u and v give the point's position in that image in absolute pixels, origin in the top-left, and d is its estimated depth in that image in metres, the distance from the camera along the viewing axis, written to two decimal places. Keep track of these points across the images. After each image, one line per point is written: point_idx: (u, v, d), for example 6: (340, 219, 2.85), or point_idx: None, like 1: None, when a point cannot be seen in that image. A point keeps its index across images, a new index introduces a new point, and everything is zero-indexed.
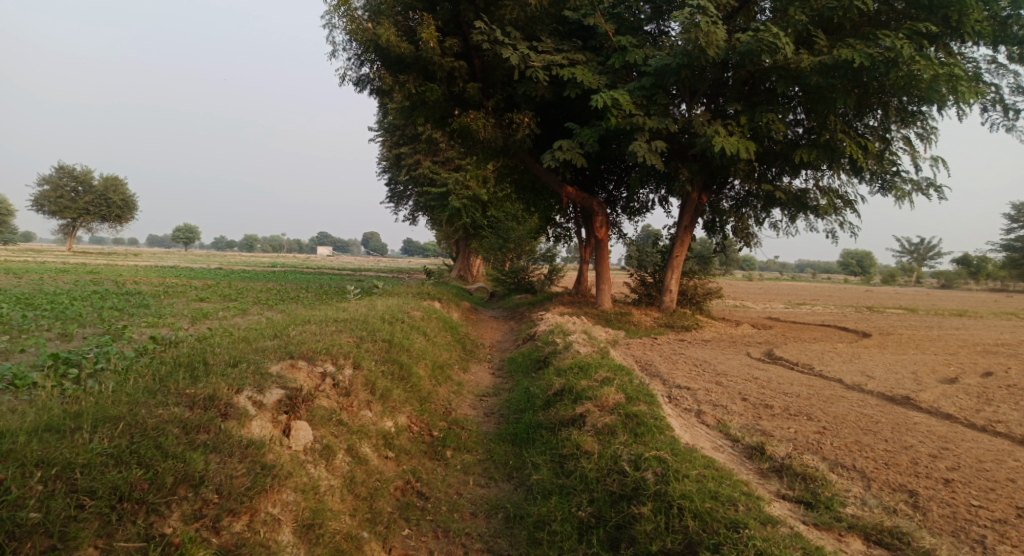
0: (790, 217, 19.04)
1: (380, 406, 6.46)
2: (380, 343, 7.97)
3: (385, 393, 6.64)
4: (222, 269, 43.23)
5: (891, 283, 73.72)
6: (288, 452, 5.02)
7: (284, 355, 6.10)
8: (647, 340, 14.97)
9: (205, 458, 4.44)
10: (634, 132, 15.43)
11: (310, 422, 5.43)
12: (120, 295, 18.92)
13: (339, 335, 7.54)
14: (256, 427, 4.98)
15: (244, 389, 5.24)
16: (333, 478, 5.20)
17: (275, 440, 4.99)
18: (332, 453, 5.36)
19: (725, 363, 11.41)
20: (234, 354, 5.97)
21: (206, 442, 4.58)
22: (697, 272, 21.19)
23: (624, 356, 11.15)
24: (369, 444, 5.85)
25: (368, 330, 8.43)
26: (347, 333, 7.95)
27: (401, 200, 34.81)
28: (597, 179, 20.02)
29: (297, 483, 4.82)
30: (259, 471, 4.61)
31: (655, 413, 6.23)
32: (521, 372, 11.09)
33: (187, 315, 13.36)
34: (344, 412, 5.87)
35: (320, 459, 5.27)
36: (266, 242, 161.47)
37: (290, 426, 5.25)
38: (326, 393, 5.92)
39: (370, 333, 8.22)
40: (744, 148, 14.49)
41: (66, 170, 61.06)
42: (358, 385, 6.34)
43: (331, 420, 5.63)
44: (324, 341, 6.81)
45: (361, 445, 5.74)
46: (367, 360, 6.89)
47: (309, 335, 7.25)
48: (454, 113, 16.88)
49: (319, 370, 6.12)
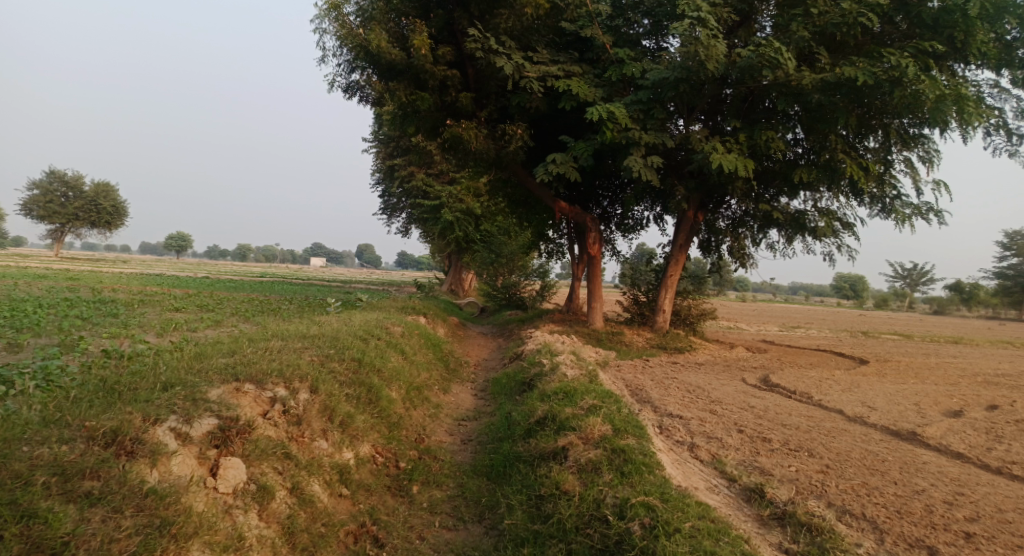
0: (787, 238, 18.59)
1: (340, 434, 5.86)
2: (349, 362, 7.37)
3: (346, 420, 6.05)
4: (209, 278, 42.51)
5: (885, 308, 73.50)
6: (209, 495, 4.40)
7: (228, 376, 5.50)
8: (639, 361, 14.41)
9: (77, 515, 3.75)
10: (629, 147, 14.97)
11: (245, 458, 4.82)
12: (95, 302, 18.26)
13: (304, 354, 6.95)
14: (173, 466, 4.38)
15: (165, 419, 4.62)
16: (266, 525, 4.58)
17: (195, 481, 4.38)
18: (268, 495, 4.73)
19: (720, 389, 10.84)
20: (173, 375, 5.36)
21: (89, 493, 3.89)
22: (691, 292, 20.67)
23: (613, 380, 10.58)
24: (319, 482, 5.24)
25: (338, 348, 7.84)
26: (313, 351, 7.35)
27: (394, 213, 34.29)
28: (591, 195, 19.57)
29: (211, 539, 4.15)
30: (153, 530, 3.90)
31: (643, 449, 5.65)
32: (505, 395, 10.49)
33: (157, 326, 12.72)
34: (292, 444, 5.28)
35: (253, 502, 4.64)
36: (259, 251, 160.60)
37: (219, 464, 4.64)
38: (274, 421, 5.32)
39: (339, 352, 7.63)
40: (744, 166, 14.02)
41: (56, 174, 60.40)
42: (314, 412, 5.73)
43: (274, 454, 5.03)
44: (283, 360, 6.22)
45: (310, 482, 5.13)
46: (329, 382, 6.31)
47: (269, 353, 6.66)
48: (445, 123, 16.42)
49: (268, 395, 5.52)
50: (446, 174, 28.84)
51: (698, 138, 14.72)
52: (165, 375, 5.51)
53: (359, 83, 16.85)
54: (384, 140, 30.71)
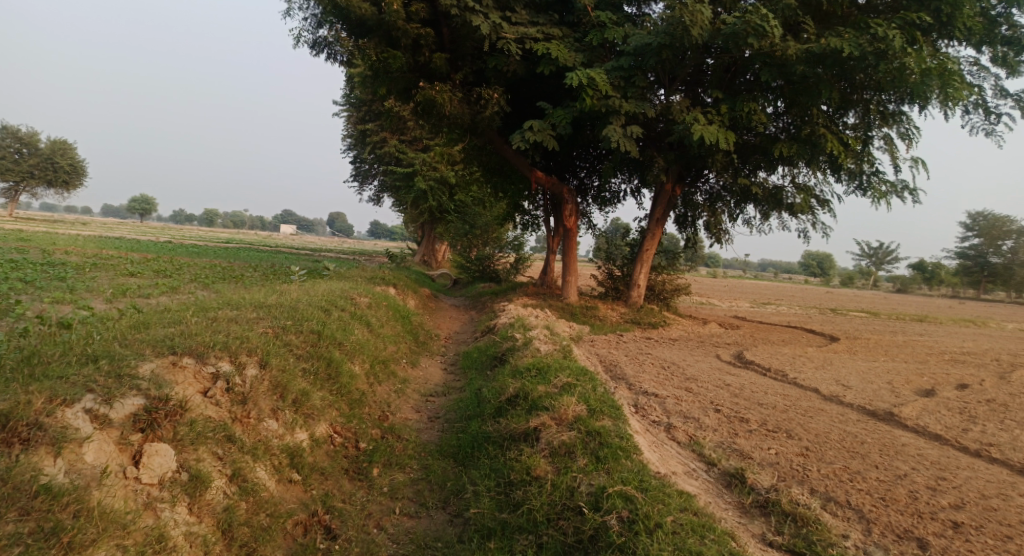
0: (763, 214, 18.39)
1: (292, 413, 5.42)
2: (308, 335, 6.89)
3: (300, 398, 5.60)
4: (171, 243, 41.22)
5: (850, 286, 74.84)
6: (127, 487, 3.94)
7: (165, 349, 4.99)
8: (612, 337, 14.15)
9: None
10: (607, 116, 14.50)
11: (175, 443, 4.35)
12: (46, 265, 17.37)
13: (258, 326, 6.45)
14: (87, 455, 3.91)
15: (81, 400, 4.12)
16: (197, 520, 4.14)
17: (110, 473, 3.91)
18: (201, 485, 4.28)
19: (695, 367, 10.59)
20: (102, 347, 4.84)
21: None
22: (665, 267, 20.47)
23: (587, 355, 10.26)
24: (265, 468, 4.82)
25: (297, 319, 7.34)
26: (269, 322, 6.84)
27: (365, 180, 33.40)
28: (567, 165, 19.09)
29: (125, 540, 3.69)
30: (44, 534, 3.43)
31: (619, 431, 5.32)
32: (475, 370, 10.11)
33: (108, 292, 12.03)
34: (234, 426, 4.83)
35: (182, 493, 4.18)
36: (227, 217, 157.16)
37: (144, 450, 4.16)
38: (215, 401, 4.85)
39: (298, 323, 7.14)
40: (725, 138, 13.67)
41: (10, 130, 57.75)
42: (262, 390, 5.27)
43: (212, 437, 4.58)
44: (232, 331, 5.71)
45: (253, 468, 4.71)
46: (282, 357, 5.83)
47: (218, 324, 6.14)
48: (417, 85, 15.72)
49: (210, 371, 5.03)
50: (419, 141, 28.06)
51: (679, 109, 14.30)
52: (94, 347, 4.98)
53: (327, 40, 16.00)
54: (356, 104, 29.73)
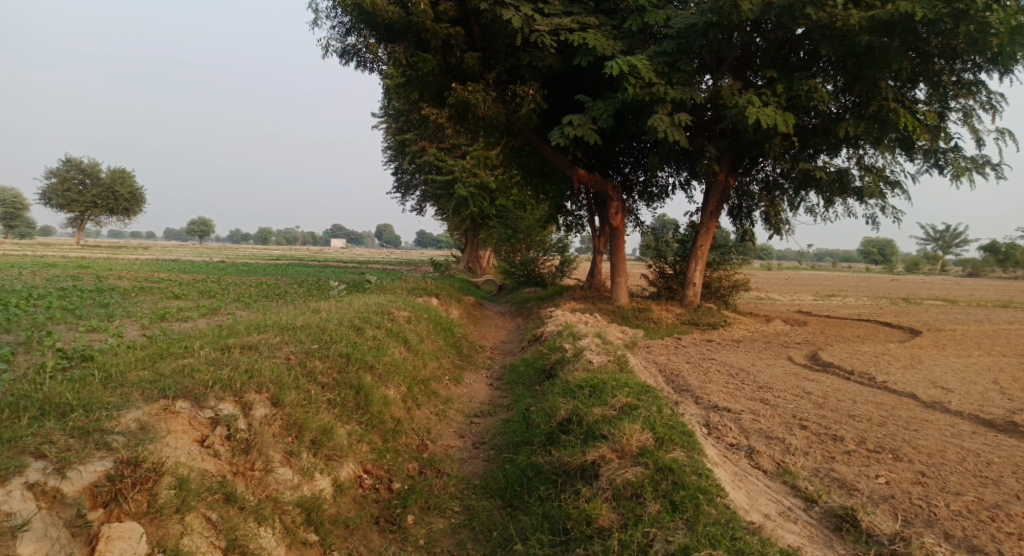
0: (826, 200, 17.07)
1: (310, 458, 4.79)
2: (334, 360, 6.23)
3: (320, 438, 4.97)
4: (225, 263, 41.86)
5: (916, 273, 70.99)
6: None
7: (157, 393, 4.45)
8: (670, 341, 13.14)
9: None
10: (652, 105, 13.54)
11: (144, 518, 3.70)
12: (92, 292, 17.40)
13: (277, 354, 5.83)
14: (23, 547, 3.28)
15: (29, 472, 3.55)
16: None
17: None
18: None
19: (767, 373, 9.54)
20: (84, 396, 4.30)
21: None
22: (721, 262, 19.27)
23: (644, 365, 9.34)
24: (271, 532, 4.18)
25: (323, 341, 6.70)
26: (290, 347, 6.21)
27: (408, 190, 33.03)
28: (611, 161, 18.15)
29: None
30: None
31: (695, 465, 4.46)
32: (523, 386, 9.32)
33: (146, 317, 11.73)
34: (234, 482, 4.23)
35: None
36: (280, 235, 161.25)
37: (101, 531, 3.51)
38: (213, 451, 4.28)
39: (324, 346, 6.49)
40: (784, 120, 12.54)
41: (72, 162, 60.24)
42: (270, 433, 4.66)
43: (202, 500, 3.98)
44: (239, 365, 5.11)
45: (257, 534, 4.08)
46: (298, 391, 5.21)
47: (230, 355, 5.54)
48: (450, 88, 15.09)
49: (208, 415, 4.46)
50: (458, 148, 27.51)
51: (731, 91, 13.24)
52: (79, 395, 4.41)
53: (356, 47, 15.45)
54: (393, 114, 29.40)
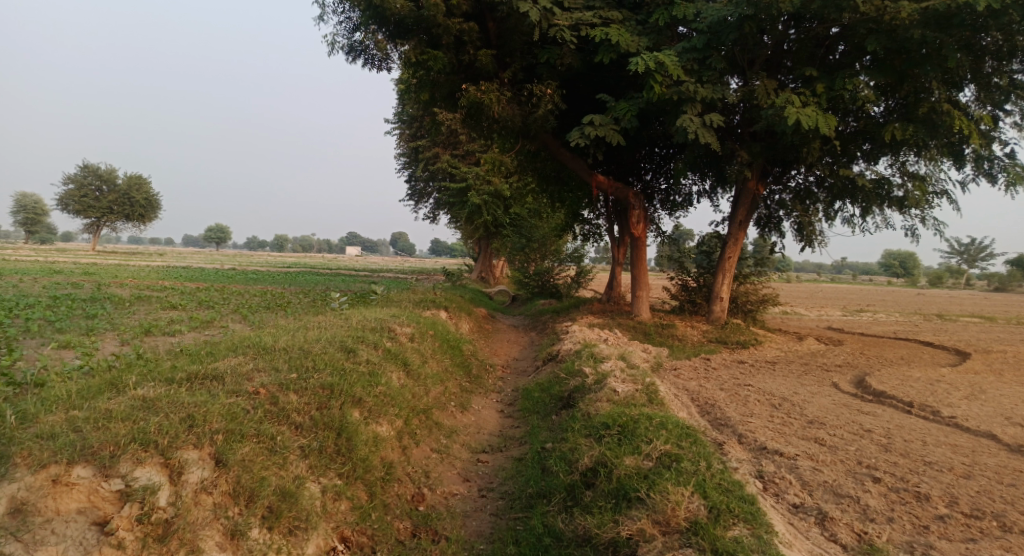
0: (864, 210, 15.91)
1: (262, 536, 3.96)
2: (313, 393, 5.23)
3: (277, 509, 4.12)
4: (233, 270, 41.28)
5: (940, 287, 68.98)
6: None
7: (51, 460, 3.65)
8: (699, 362, 12.04)
9: None
10: (680, 105, 12.53)
11: None
12: (85, 300, 16.53)
13: (239, 388, 4.88)
14: None
15: None
16: None
17: None
18: None
19: (814, 404, 8.43)
20: None
21: None
22: (750, 275, 18.12)
23: (675, 394, 8.27)
24: None
25: (304, 370, 5.69)
26: (261, 377, 5.23)
27: (421, 199, 32.13)
28: (633, 167, 17.11)
29: None
30: None
31: (767, 549, 3.53)
32: (539, 416, 8.26)
33: (129, 330, 10.79)
34: None
35: None
36: (296, 243, 161.72)
37: None
38: (117, 541, 3.49)
39: (303, 376, 5.48)
40: (828, 121, 11.46)
41: (90, 168, 60.26)
42: (203, 509, 3.83)
43: None
44: (178, 410, 4.24)
45: None
46: (256, 442, 4.36)
47: (178, 393, 4.61)
48: (462, 88, 14.14)
49: (116, 487, 3.66)
50: (472, 154, 26.59)
51: (766, 91, 12.20)
52: None
53: (362, 44, 14.41)
54: (406, 119, 28.60)
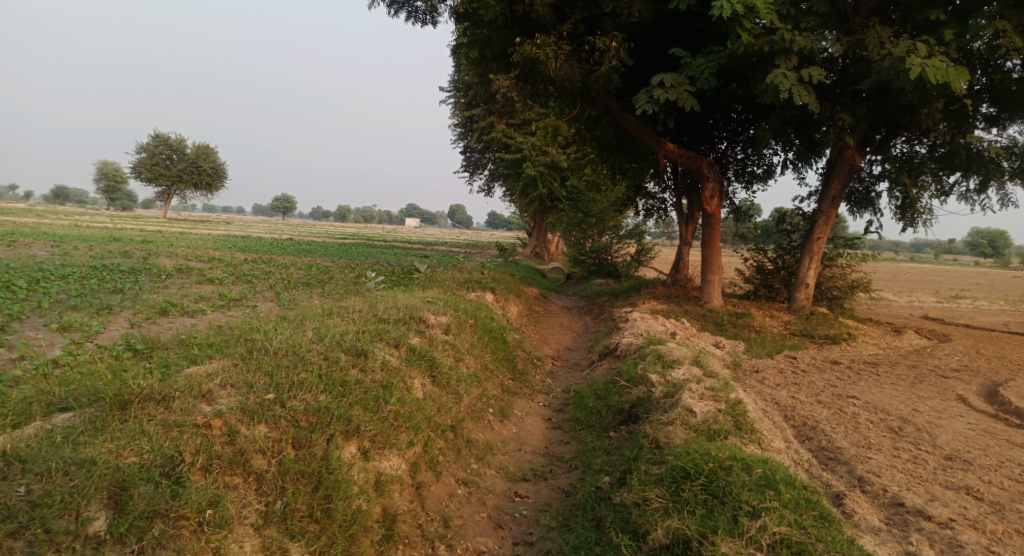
0: (982, 185, 13.66)
1: None
2: (288, 424, 4.56)
3: None
4: (287, 241, 40.96)
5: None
6: None
7: None
8: (784, 362, 10.27)
9: None
10: (772, 58, 10.60)
11: None
12: (123, 272, 15.79)
13: (171, 425, 4.24)
14: None
15: None
16: None
17: None
18: None
19: (946, 430, 6.62)
20: None
21: None
22: (839, 257, 16.02)
23: (764, 412, 6.67)
24: None
25: (285, 388, 4.85)
26: (213, 405, 4.49)
27: (476, 170, 30.60)
28: (705, 135, 15.20)
29: None
30: None
31: None
32: (594, 434, 6.80)
33: (144, 311, 9.72)
34: None
35: None
36: (357, 213, 163.90)
37: None
38: None
39: (281, 398, 4.71)
40: (959, 76, 9.29)
41: (160, 137, 61.34)
42: None
43: None
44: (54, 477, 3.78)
45: None
46: (172, 524, 3.78)
47: (85, 439, 4.08)
48: (515, 44, 12.48)
49: None
50: (530, 123, 24.84)
51: (879, 41, 10.18)
52: None
53: None
54: (462, 85, 26.99)
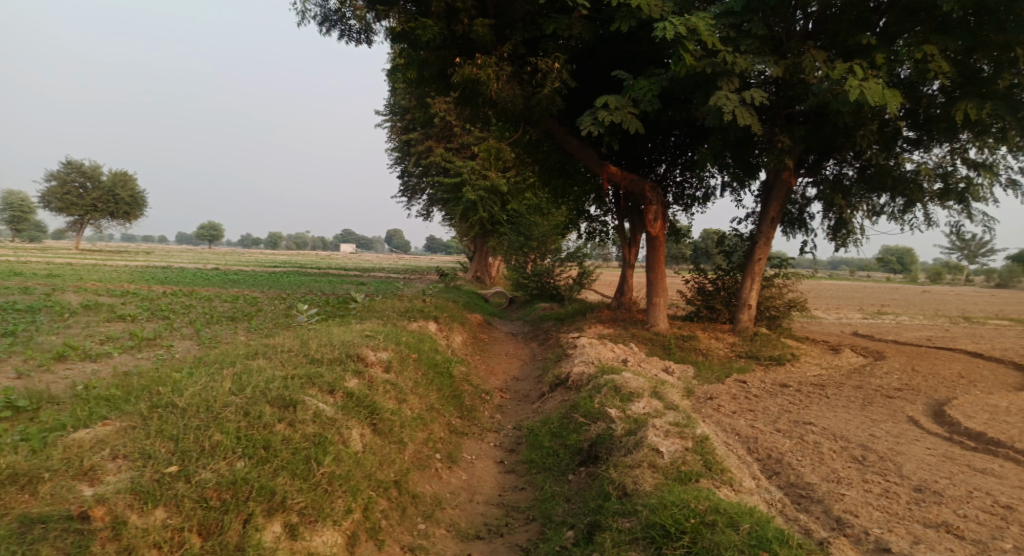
0: (907, 206, 14.11)
1: None
2: (196, 505, 3.89)
3: None
4: (212, 271, 38.96)
5: (941, 283, 67.11)
6: None
7: None
8: (736, 387, 10.06)
9: None
10: (714, 80, 10.63)
11: None
12: (23, 310, 14.28)
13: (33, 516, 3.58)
14: None
15: None
16: None
17: None
18: None
19: (910, 457, 6.42)
20: None
21: None
22: (777, 277, 16.24)
23: (728, 446, 6.33)
24: None
25: (192, 457, 4.16)
26: (93, 488, 3.80)
27: (414, 195, 29.98)
28: (645, 158, 15.17)
29: None
30: None
31: None
32: (552, 479, 6.27)
33: (39, 356, 8.60)
34: None
35: None
36: (289, 241, 159.43)
37: None
38: None
39: (187, 472, 4.03)
40: (893, 99, 9.45)
41: (73, 163, 57.80)
42: None
43: None
44: None
45: None
46: None
47: None
48: (454, 64, 12.06)
49: None
50: (469, 147, 24.47)
51: (815, 64, 10.33)
52: None
53: (340, 13, 12.37)
54: (398, 109, 26.45)
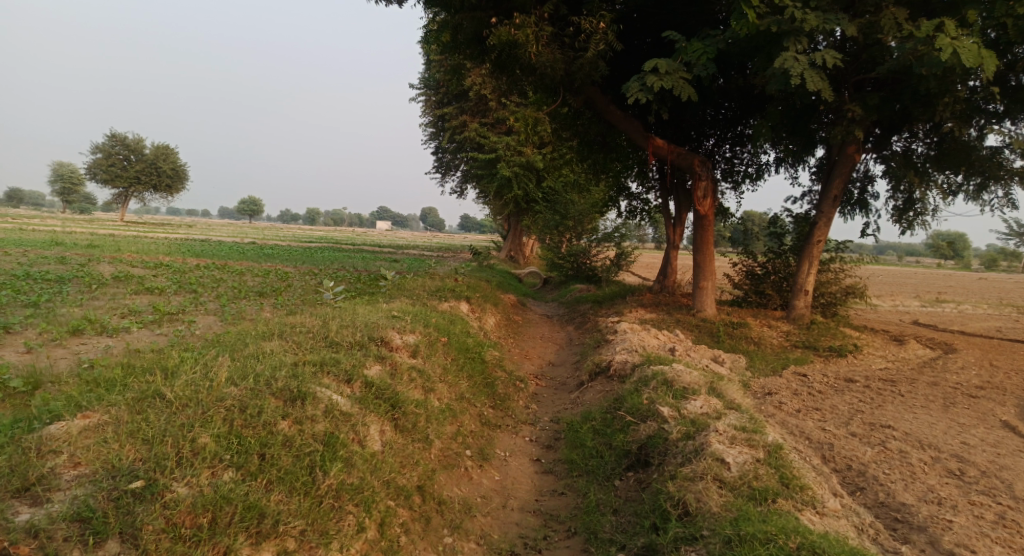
0: (984, 187, 12.85)
1: None
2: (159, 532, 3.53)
3: None
4: (248, 245, 38.91)
5: (997, 271, 63.95)
6: None
7: None
8: (796, 382, 9.12)
9: None
10: (779, 40, 9.54)
11: None
12: (50, 281, 13.97)
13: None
14: None
15: None
16: None
17: None
18: None
19: (1019, 474, 5.48)
20: None
21: None
22: (834, 261, 15.11)
23: (802, 455, 5.48)
24: None
25: (162, 467, 3.79)
26: (30, 511, 3.47)
27: (448, 171, 29.18)
28: (694, 131, 14.10)
29: None
30: None
31: None
32: (596, 485, 5.52)
33: (50, 330, 8.13)
34: None
35: None
36: (327, 218, 160.97)
37: None
38: None
39: (151, 490, 3.66)
40: (993, 60, 8.32)
41: (117, 138, 58.53)
42: None
43: None
44: None
45: None
46: None
47: None
48: (491, 27, 11.14)
49: None
50: (504, 121, 23.52)
51: (894, 23, 9.16)
52: None
53: None
54: (434, 82, 25.58)
